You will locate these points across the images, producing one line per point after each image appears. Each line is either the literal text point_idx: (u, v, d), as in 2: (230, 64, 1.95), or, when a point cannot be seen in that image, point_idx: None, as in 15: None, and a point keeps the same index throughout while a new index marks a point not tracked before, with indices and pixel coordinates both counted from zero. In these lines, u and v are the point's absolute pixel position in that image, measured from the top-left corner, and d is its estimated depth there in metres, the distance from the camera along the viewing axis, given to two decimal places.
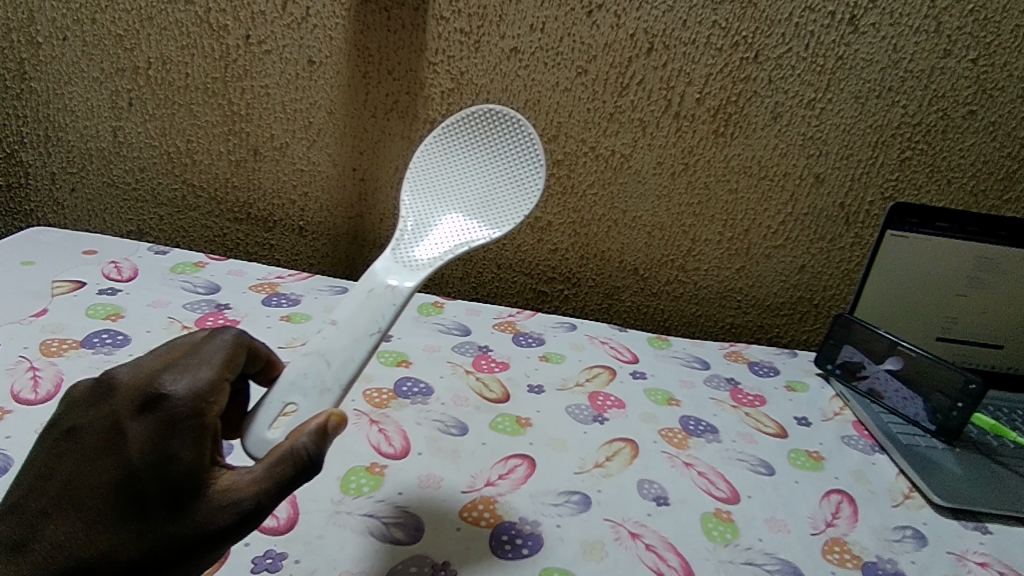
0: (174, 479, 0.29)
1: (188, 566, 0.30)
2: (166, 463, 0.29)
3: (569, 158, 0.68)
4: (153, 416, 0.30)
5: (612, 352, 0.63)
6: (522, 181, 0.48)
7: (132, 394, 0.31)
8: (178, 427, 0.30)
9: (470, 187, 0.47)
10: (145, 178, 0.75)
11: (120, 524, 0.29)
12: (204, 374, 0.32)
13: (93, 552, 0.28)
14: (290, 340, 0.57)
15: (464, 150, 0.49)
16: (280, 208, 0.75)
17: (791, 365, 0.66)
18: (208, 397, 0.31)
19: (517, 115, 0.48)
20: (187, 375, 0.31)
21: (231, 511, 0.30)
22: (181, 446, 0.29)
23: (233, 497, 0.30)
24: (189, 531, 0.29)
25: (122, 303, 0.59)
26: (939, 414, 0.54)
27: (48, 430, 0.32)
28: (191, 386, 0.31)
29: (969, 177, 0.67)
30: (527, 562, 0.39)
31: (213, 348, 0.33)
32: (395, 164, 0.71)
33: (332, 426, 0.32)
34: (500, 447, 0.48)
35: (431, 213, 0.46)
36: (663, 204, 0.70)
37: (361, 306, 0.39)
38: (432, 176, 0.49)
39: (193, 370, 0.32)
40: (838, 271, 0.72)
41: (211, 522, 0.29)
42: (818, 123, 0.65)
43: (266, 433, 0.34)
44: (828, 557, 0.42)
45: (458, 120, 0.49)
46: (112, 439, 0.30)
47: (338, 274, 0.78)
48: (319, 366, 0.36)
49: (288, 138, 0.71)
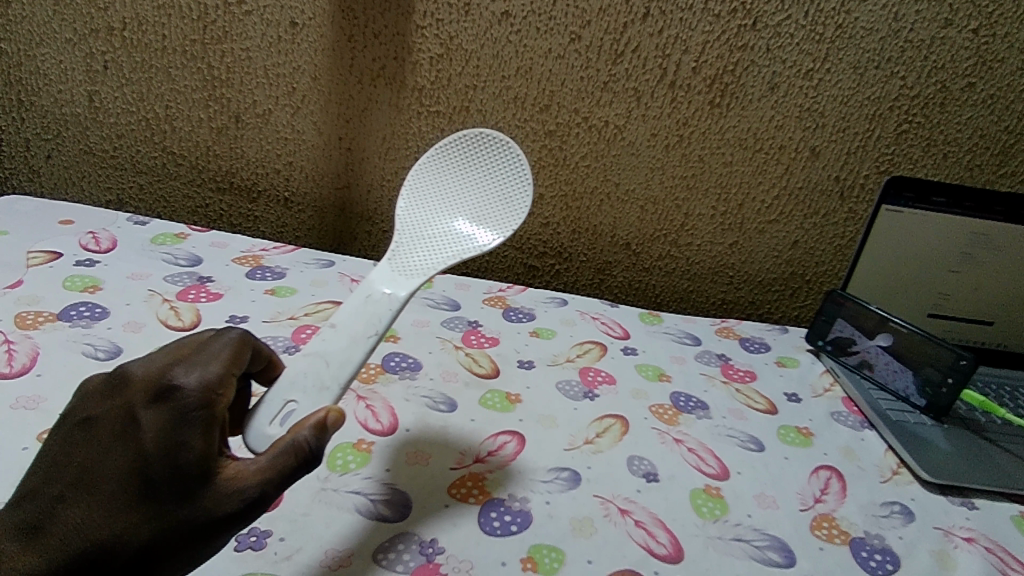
0: (185, 468, 0.29)
1: (192, 553, 0.29)
2: (177, 451, 0.29)
3: (562, 128, 0.67)
4: (165, 406, 0.30)
5: (602, 328, 0.62)
6: (508, 199, 0.46)
7: (143, 385, 0.31)
8: (189, 417, 0.30)
9: (459, 204, 0.46)
10: (123, 145, 0.73)
11: (132, 507, 0.28)
12: (214, 367, 0.32)
13: (106, 536, 0.28)
14: (275, 314, 0.56)
15: (455, 171, 0.47)
16: (264, 178, 0.73)
17: (782, 342, 0.65)
18: (219, 388, 0.31)
19: (505, 137, 0.47)
20: (197, 368, 0.31)
21: (236, 498, 0.29)
22: (191, 435, 0.29)
23: (237, 485, 0.29)
24: (197, 517, 0.29)
25: (99, 275, 0.57)
26: (929, 389, 0.54)
27: (60, 421, 0.32)
28: (200, 378, 0.31)
29: (964, 151, 0.66)
30: (516, 538, 0.38)
31: (220, 344, 0.33)
32: (381, 134, 0.69)
33: (331, 421, 0.32)
34: (490, 424, 0.47)
35: (418, 232, 0.45)
36: (656, 176, 0.68)
37: (359, 310, 0.38)
38: (422, 193, 0.47)
39: (202, 364, 0.32)
40: (831, 246, 0.71)
41: (217, 508, 0.29)
42: (815, 94, 0.64)
43: (267, 429, 0.33)
44: (817, 532, 0.42)
45: (450, 142, 0.48)
46: (126, 427, 0.30)
47: (325, 247, 0.77)
48: (318, 365, 0.35)
49: (271, 105, 0.69)
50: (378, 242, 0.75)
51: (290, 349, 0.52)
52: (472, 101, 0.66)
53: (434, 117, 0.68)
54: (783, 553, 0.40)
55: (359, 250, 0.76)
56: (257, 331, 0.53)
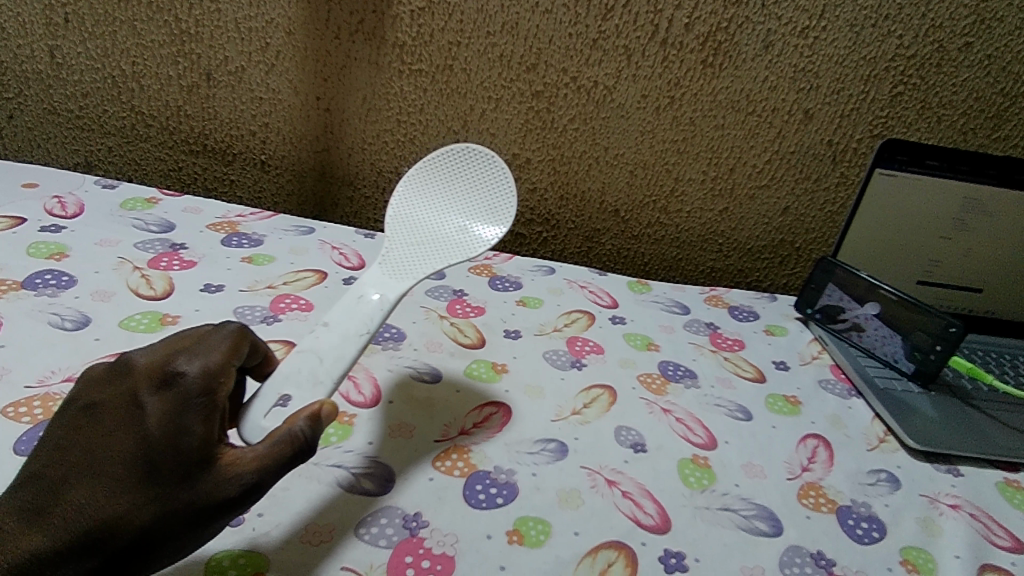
0: (188, 453, 0.29)
1: (191, 538, 0.29)
2: (180, 435, 0.29)
3: (549, 89, 0.64)
4: (168, 393, 0.30)
5: (590, 296, 0.61)
6: (493, 209, 0.47)
7: (146, 373, 0.31)
8: (190, 404, 0.30)
9: (445, 215, 0.47)
10: (89, 104, 0.69)
11: (130, 492, 0.28)
12: (215, 356, 0.32)
13: (110, 515, 0.28)
14: (251, 283, 0.54)
15: (444, 183, 0.48)
16: (239, 140, 0.70)
17: (771, 310, 0.65)
18: (219, 376, 0.31)
19: (490, 153, 0.48)
20: (198, 357, 0.31)
21: (234, 483, 0.29)
22: (192, 421, 0.29)
23: (235, 471, 0.30)
24: (198, 500, 0.29)
25: (66, 241, 0.54)
26: (918, 354, 0.54)
27: (64, 408, 0.32)
28: (203, 366, 0.31)
29: (959, 114, 0.65)
30: (501, 511, 0.38)
31: (218, 335, 0.33)
32: (361, 93, 0.66)
33: (325, 413, 0.31)
34: (475, 395, 0.46)
35: (406, 240, 0.45)
36: (646, 140, 0.66)
37: (351, 311, 0.38)
38: (409, 205, 0.48)
39: (203, 353, 0.32)
40: (822, 213, 0.70)
41: (218, 492, 0.29)
42: (810, 53, 0.62)
43: (262, 421, 0.32)
44: (803, 501, 0.42)
45: (438, 158, 0.49)
46: (129, 411, 0.30)
47: (306, 214, 0.74)
48: (311, 361, 0.35)
49: (243, 61, 0.65)
50: (360, 208, 0.73)
51: (266, 319, 0.50)
52: (456, 59, 0.63)
53: (416, 76, 0.65)
54: (769, 521, 0.40)
55: (340, 217, 0.74)
56: (232, 300, 0.51)
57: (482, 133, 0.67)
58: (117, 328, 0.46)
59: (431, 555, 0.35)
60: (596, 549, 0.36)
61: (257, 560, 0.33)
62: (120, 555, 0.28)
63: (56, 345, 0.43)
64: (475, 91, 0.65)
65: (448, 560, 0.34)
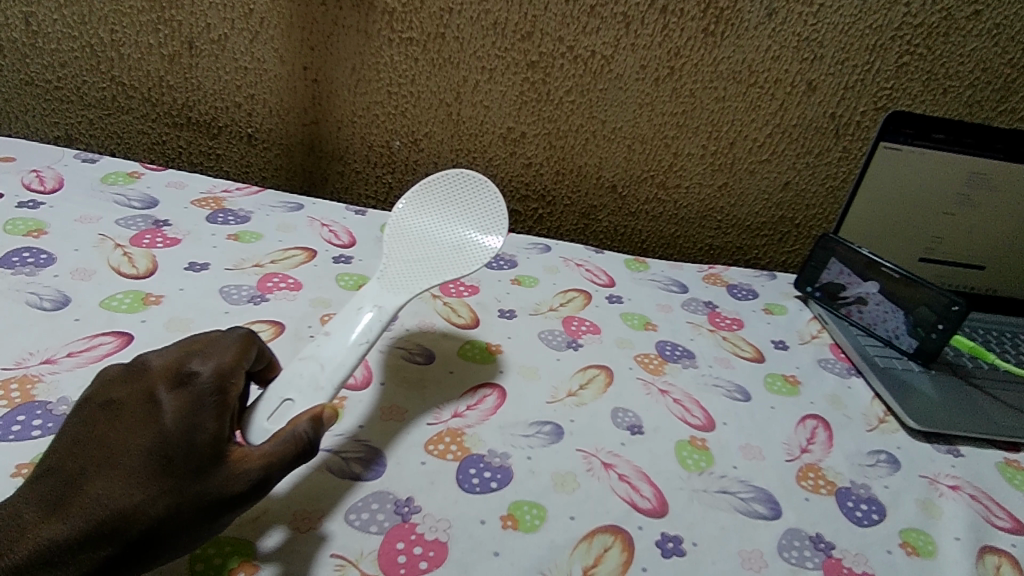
0: (201, 449, 0.29)
1: (201, 532, 0.28)
2: (193, 432, 0.29)
3: (545, 59, 0.62)
4: (181, 391, 0.30)
5: (587, 275, 0.60)
6: (486, 231, 0.45)
7: (160, 374, 0.31)
8: (204, 402, 0.30)
9: (435, 235, 0.45)
10: (68, 75, 0.66)
11: (138, 486, 0.27)
12: (227, 357, 0.32)
13: (128, 504, 0.27)
14: (238, 261, 0.52)
15: (439, 204, 0.47)
16: (224, 113, 0.67)
17: (770, 288, 0.64)
18: (231, 376, 0.31)
19: (483, 177, 0.47)
20: (210, 359, 0.32)
21: (242, 479, 0.29)
22: (205, 417, 0.29)
23: (244, 467, 0.29)
24: (208, 493, 0.28)
25: (45, 217, 0.52)
26: (920, 330, 0.53)
27: (80, 404, 0.31)
28: (216, 367, 0.31)
29: (966, 86, 0.63)
30: (495, 495, 0.37)
31: (228, 339, 0.33)
32: (350, 63, 0.64)
33: (327, 417, 0.32)
34: (468, 376, 0.45)
35: (399, 263, 0.43)
36: (644, 113, 0.65)
37: (349, 324, 0.37)
38: (403, 226, 0.46)
39: (215, 355, 0.32)
40: (823, 189, 0.69)
41: (227, 487, 0.29)
42: (815, 22, 0.59)
43: (265, 423, 0.31)
44: (803, 483, 0.41)
45: (433, 180, 0.48)
46: (146, 407, 0.29)
47: (295, 189, 0.72)
48: (313, 368, 0.34)
49: (226, 29, 0.62)
50: (350, 183, 0.71)
51: (254, 299, 0.48)
52: (448, 26, 0.61)
53: (406, 44, 0.62)
54: (768, 504, 0.39)
55: (330, 193, 0.72)
56: (219, 279, 0.50)
57: (475, 104, 0.65)
58: (98, 308, 0.44)
59: (423, 541, 0.34)
60: (593, 533, 0.36)
61: (243, 547, 0.32)
62: (133, 545, 0.27)
63: (35, 326, 0.42)
64: (467, 61, 0.63)
65: (441, 546, 0.34)
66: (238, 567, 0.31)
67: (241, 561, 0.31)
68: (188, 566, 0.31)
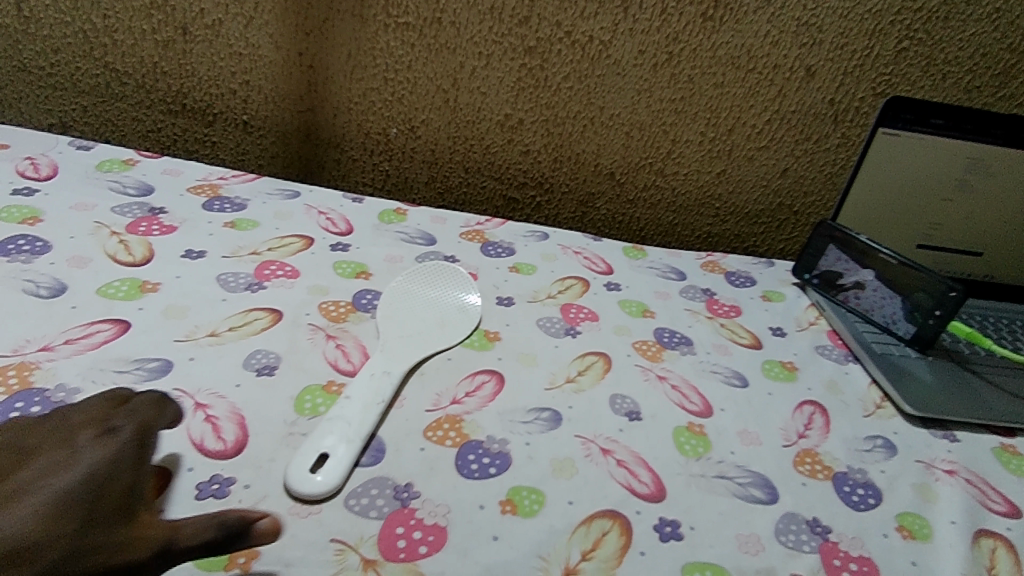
0: (115, 496, 0.27)
1: None
2: (110, 479, 0.27)
3: (543, 44, 0.61)
4: (104, 440, 0.29)
5: (585, 262, 0.60)
6: None
7: (77, 426, 0.30)
8: (127, 452, 0.29)
9: None
10: (61, 61, 0.66)
11: (45, 520, 0.25)
12: (152, 416, 0.31)
13: (31, 539, 0.24)
14: (235, 249, 0.52)
15: None
16: (219, 99, 0.67)
17: (768, 275, 0.64)
18: (154, 435, 0.30)
19: None
20: (134, 414, 0.31)
21: (146, 546, 0.26)
22: (125, 468, 0.28)
23: (148, 533, 0.27)
24: (110, 543, 0.26)
25: (40, 205, 0.52)
26: (918, 316, 0.53)
27: None
28: (141, 422, 0.30)
29: (965, 72, 0.62)
30: (494, 481, 0.37)
31: (149, 399, 0.32)
32: (345, 49, 0.63)
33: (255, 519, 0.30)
34: (466, 363, 0.45)
35: None
36: (643, 99, 0.64)
37: None
38: None
39: (139, 411, 0.31)
40: (821, 175, 0.69)
41: (133, 546, 0.26)
42: (814, 6, 0.59)
43: None
44: (800, 468, 0.41)
45: None
46: (63, 452, 0.28)
47: (291, 177, 0.72)
48: None
49: (220, 14, 0.62)
50: (347, 170, 0.71)
51: (251, 287, 0.48)
52: (444, 11, 0.60)
53: (403, 30, 0.62)
54: (765, 489, 0.40)
55: (327, 181, 0.72)
56: (216, 267, 0.49)
57: (472, 91, 0.65)
58: (95, 296, 0.44)
59: (422, 526, 0.34)
60: (591, 518, 0.36)
61: None
62: None
63: (32, 313, 0.42)
64: (464, 47, 0.62)
65: (441, 531, 0.34)
66: (238, 551, 0.31)
67: (241, 546, 0.31)
68: None
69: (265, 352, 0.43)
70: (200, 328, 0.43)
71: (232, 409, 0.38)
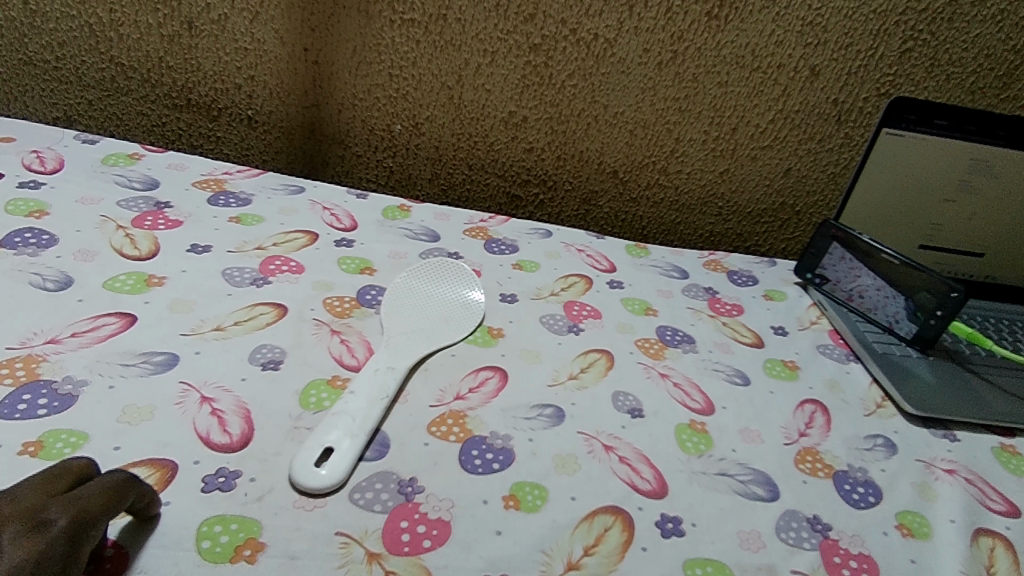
0: None
1: None
2: None
3: (548, 42, 0.61)
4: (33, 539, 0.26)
5: (588, 260, 0.60)
6: None
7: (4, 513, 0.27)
8: (55, 554, 0.26)
9: None
10: (66, 54, 0.66)
11: None
12: (97, 505, 0.28)
13: None
14: (240, 244, 0.52)
15: None
16: (224, 94, 0.67)
17: (770, 275, 0.64)
18: (92, 530, 0.28)
19: None
20: (77, 503, 0.28)
21: None
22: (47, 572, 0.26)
23: None
24: None
25: (46, 198, 0.52)
26: (919, 316, 0.53)
27: None
28: (79, 516, 0.28)
29: (969, 73, 0.62)
30: (497, 476, 0.37)
31: (104, 480, 0.30)
32: (351, 45, 0.63)
33: None
34: (470, 359, 0.45)
35: None
36: (647, 98, 0.64)
37: None
38: None
39: (84, 498, 0.28)
40: (824, 175, 0.69)
41: None
42: (819, 7, 0.59)
43: None
44: (801, 466, 0.42)
45: None
46: None
47: (295, 173, 0.72)
48: None
49: (226, 9, 0.62)
50: (351, 166, 0.71)
51: (256, 281, 0.48)
52: (450, 8, 0.60)
53: (408, 26, 0.62)
54: (766, 487, 0.40)
55: (332, 177, 0.72)
56: (221, 262, 0.50)
57: (477, 88, 0.65)
58: (101, 289, 0.45)
59: (426, 520, 0.34)
60: (594, 514, 0.36)
61: (249, 525, 0.32)
62: None
63: (39, 306, 0.42)
64: (469, 44, 0.62)
65: (445, 525, 0.34)
66: (244, 543, 0.31)
67: (247, 539, 0.32)
68: (194, 542, 0.31)
69: (271, 346, 0.43)
70: (205, 323, 0.44)
71: (237, 403, 0.38)
